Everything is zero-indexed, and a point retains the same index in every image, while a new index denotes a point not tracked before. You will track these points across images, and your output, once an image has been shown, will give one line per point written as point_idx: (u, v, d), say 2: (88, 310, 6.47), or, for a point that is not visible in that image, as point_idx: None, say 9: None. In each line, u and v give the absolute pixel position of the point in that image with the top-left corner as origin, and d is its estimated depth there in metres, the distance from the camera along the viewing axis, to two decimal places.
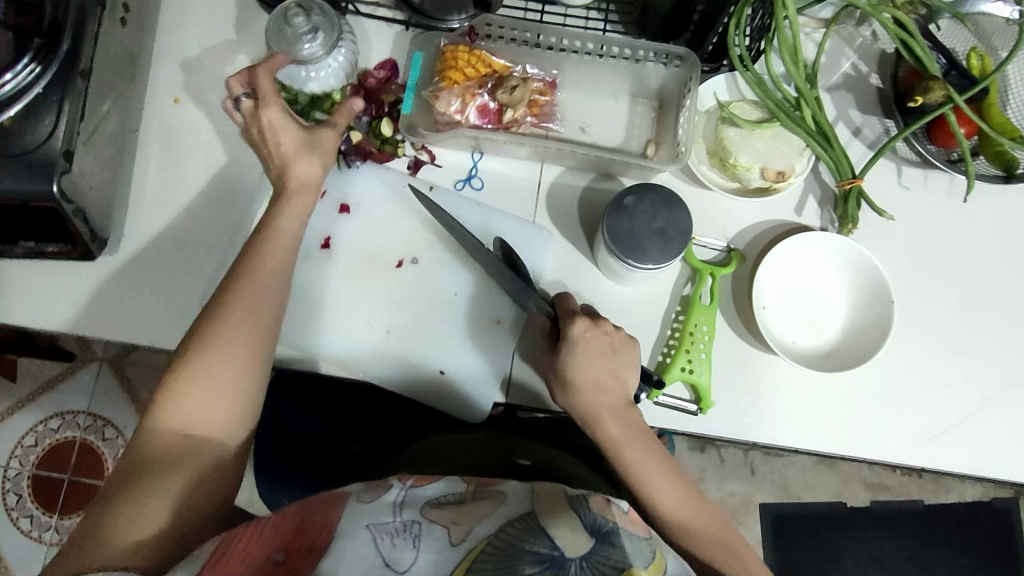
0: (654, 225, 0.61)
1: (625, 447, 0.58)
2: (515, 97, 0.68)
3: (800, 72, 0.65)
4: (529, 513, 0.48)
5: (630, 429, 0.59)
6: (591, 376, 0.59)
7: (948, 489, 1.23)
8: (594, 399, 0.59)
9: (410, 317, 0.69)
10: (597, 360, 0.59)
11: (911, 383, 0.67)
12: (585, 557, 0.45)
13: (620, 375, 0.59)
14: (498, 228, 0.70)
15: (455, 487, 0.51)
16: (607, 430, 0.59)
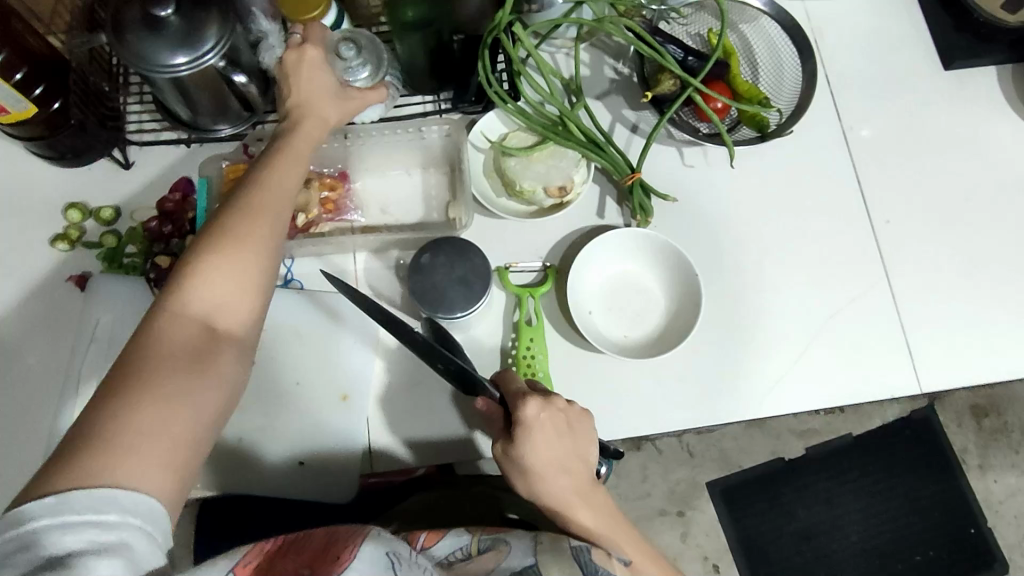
0: (455, 273, 0.64)
1: (603, 531, 0.58)
2: (301, 199, 0.70)
3: (553, 95, 0.69)
4: (531, 565, 0.52)
5: (598, 510, 0.58)
6: (552, 456, 0.56)
7: (869, 416, 1.22)
8: (559, 485, 0.56)
9: (261, 419, 0.69)
10: (555, 440, 0.56)
11: (740, 343, 0.72)
12: None
13: (580, 449, 0.58)
14: (322, 310, 0.72)
15: (460, 541, 0.55)
16: (578, 518, 0.57)
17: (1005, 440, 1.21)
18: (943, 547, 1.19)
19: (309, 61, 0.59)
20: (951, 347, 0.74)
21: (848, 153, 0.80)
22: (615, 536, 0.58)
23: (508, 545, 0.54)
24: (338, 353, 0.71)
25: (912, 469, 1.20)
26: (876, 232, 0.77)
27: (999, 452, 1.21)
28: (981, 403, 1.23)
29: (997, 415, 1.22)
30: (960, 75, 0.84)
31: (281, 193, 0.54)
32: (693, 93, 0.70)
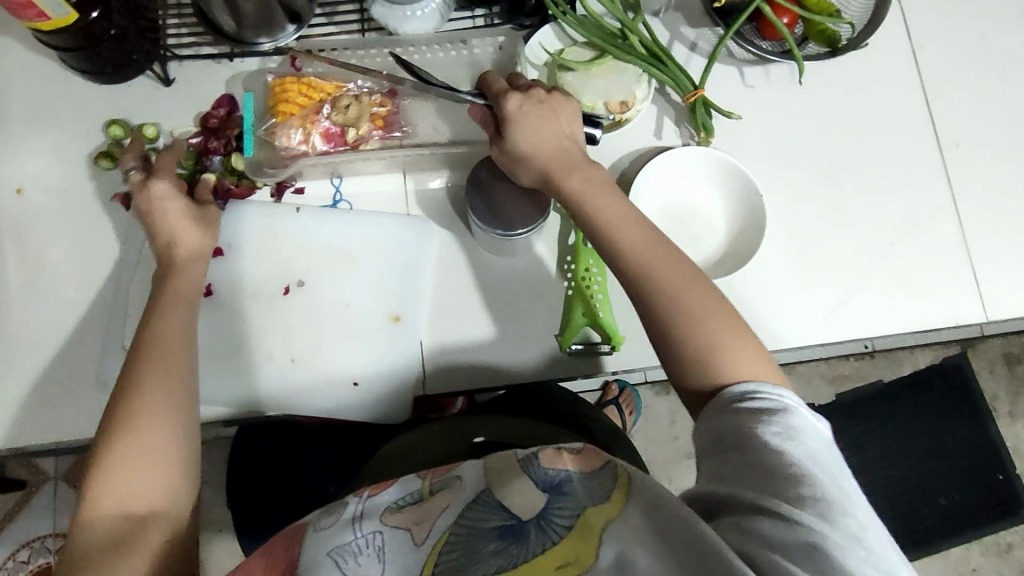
0: (514, 192, 0.62)
1: (617, 224, 0.54)
2: (352, 114, 0.67)
3: (615, 5, 0.66)
4: (484, 491, 0.47)
5: (626, 215, 0.54)
6: (534, 135, 0.57)
7: (900, 362, 1.21)
8: (568, 178, 0.56)
9: (311, 339, 0.68)
10: (537, 121, 0.57)
11: (798, 269, 0.71)
12: (540, 516, 0.44)
13: (573, 138, 0.58)
14: (373, 231, 0.70)
15: (410, 487, 0.50)
16: (591, 206, 0.55)
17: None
18: (970, 491, 1.19)
19: (158, 194, 0.60)
20: (1017, 275, 0.72)
21: (918, 73, 0.76)
22: (645, 255, 0.52)
23: (457, 479, 0.50)
24: (390, 272, 0.69)
25: (942, 414, 1.20)
26: (943, 156, 0.74)
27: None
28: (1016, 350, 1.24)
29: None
30: None
31: (180, 304, 0.56)
32: (761, 4, 0.67)
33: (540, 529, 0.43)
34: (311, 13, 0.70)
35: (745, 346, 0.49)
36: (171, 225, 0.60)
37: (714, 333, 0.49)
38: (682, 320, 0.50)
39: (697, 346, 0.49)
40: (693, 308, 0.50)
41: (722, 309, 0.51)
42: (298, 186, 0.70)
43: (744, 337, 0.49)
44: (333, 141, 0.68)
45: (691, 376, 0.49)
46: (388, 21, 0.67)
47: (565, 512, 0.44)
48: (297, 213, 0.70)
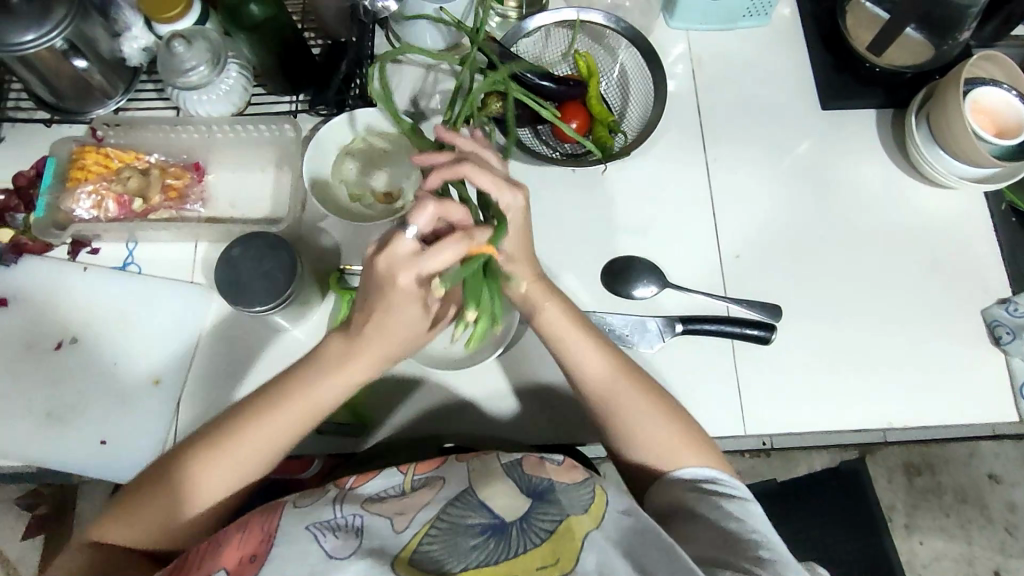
0: (261, 268, 0.66)
1: (574, 350, 0.62)
2: (138, 184, 0.73)
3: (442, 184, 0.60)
4: (468, 490, 0.55)
5: (605, 348, 0.62)
6: (560, 339, 0.62)
7: (798, 463, 1.27)
8: (583, 349, 0.62)
9: (73, 395, 0.69)
10: (569, 337, 0.62)
11: (563, 365, 0.72)
12: (524, 520, 0.52)
13: (597, 357, 0.62)
14: (154, 295, 0.72)
15: (392, 479, 0.57)
16: (603, 363, 0.62)
17: (936, 500, 1.27)
18: None
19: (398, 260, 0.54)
20: (784, 388, 0.73)
21: (708, 183, 0.80)
22: (617, 395, 0.61)
23: (442, 478, 0.57)
24: (159, 338, 0.71)
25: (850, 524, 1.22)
26: (724, 266, 0.77)
27: (927, 513, 1.27)
28: (916, 461, 1.30)
29: (931, 474, 1.29)
30: (836, 115, 0.83)
31: (196, 457, 0.58)
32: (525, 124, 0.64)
33: (521, 531, 0.52)
34: (124, 90, 0.76)
35: (680, 440, 0.60)
36: (318, 367, 0.60)
37: (642, 437, 0.61)
38: (619, 424, 0.61)
39: (646, 455, 0.61)
40: (650, 425, 0.61)
41: (664, 406, 0.62)
42: (94, 246, 0.74)
43: (670, 436, 0.60)
44: (122, 209, 0.73)
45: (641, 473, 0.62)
46: (186, 102, 0.72)
47: (549, 518, 0.52)
48: (82, 272, 0.73)
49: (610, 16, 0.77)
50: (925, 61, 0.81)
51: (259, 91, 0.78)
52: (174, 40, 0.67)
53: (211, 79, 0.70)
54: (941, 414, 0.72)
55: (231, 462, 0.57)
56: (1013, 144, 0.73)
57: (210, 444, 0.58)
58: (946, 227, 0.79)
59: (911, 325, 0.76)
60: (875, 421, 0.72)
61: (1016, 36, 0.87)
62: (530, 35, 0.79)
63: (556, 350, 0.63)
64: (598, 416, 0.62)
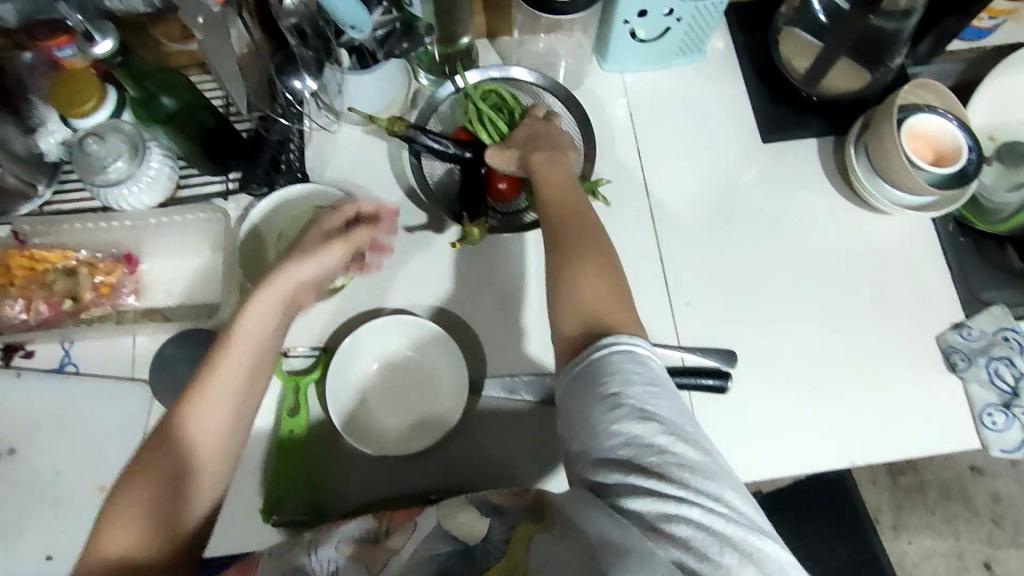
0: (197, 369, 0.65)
1: (552, 207, 0.62)
2: (65, 285, 0.71)
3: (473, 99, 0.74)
4: (434, 526, 0.52)
5: (561, 201, 0.63)
6: (548, 191, 0.64)
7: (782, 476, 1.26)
8: (556, 220, 0.61)
9: (15, 510, 0.67)
10: (551, 177, 0.65)
11: (521, 432, 0.70)
12: (483, 543, 0.49)
13: (581, 214, 0.62)
14: (93, 395, 0.70)
15: (368, 525, 0.56)
16: (558, 226, 0.61)
17: (921, 499, 1.27)
18: None
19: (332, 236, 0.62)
20: (746, 434, 0.72)
21: (652, 228, 0.79)
22: (568, 242, 0.59)
23: (414, 523, 0.55)
24: (100, 442, 0.69)
25: (832, 531, 1.23)
26: (676, 312, 0.76)
27: (913, 513, 1.27)
28: (898, 462, 1.29)
29: (914, 474, 1.28)
30: (778, 147, 0.82)
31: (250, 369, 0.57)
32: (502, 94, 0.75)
33: (482, 553, 0.49)
34: (48, 182, 0.73)
35: (613, 296, 0.56)
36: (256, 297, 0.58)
37: (589, 282, 0.56)
38: (569, 289, 0.56)
39: (572, 299, 0.56)
40: (570, 256, 0.58)
41: (604, 265, 0.58)
42: (27, 350, 0.71)
43: (606, 285, 0.56)
44: (52, 310, 0.70)
45: (562, 318, 0.55)
46: (109, 198, 0.69)
47: (503, 535, 0.49)
48: (16, 379, 0.70)
49: (534, 73, 0.78)
50: (861, 87, 0.82)
51: (188, 174, 0.75)
52: (87, 139, 0.65)
53: (132, 171, 0.68)
54: (901, 444, 0.72)
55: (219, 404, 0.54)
56: (949, 172, 0.73)
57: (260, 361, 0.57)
58: (896, 253, 0.79)
59: (867, 357, 0.75)
60: (837, 459, 0.72)
61: (951, 51, 0.87)
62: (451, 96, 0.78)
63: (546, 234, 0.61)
64: (550, 294, 0.58)
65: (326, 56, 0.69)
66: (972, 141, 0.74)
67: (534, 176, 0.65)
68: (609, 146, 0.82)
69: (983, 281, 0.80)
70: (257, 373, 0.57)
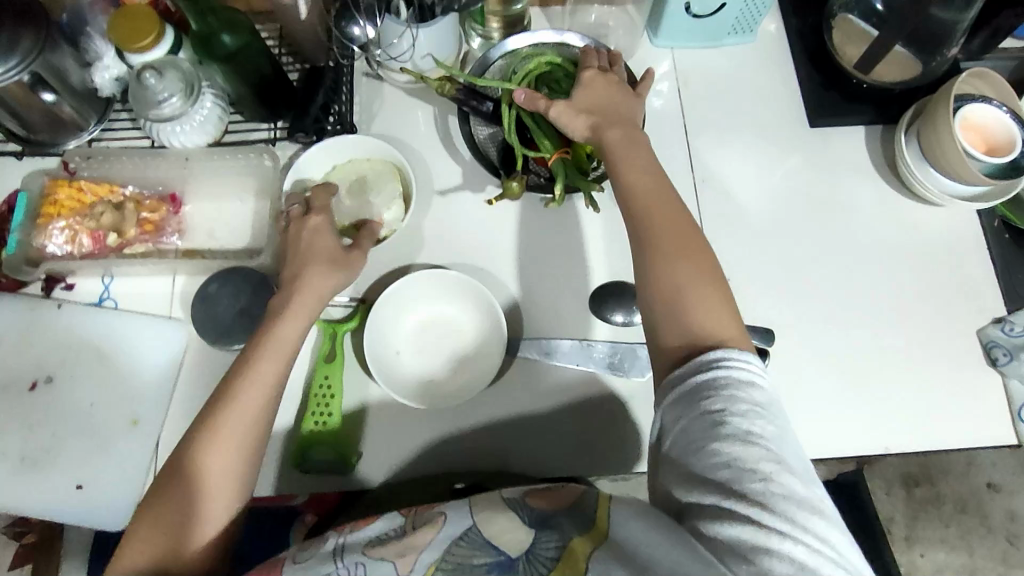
0: (237, 305, 0.66)
1: (639, 196, 0.62)
2: (110, 220, 0.70)
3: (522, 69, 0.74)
4: (471, 527, 0.53)
5: (657, 201, 0.61)
6: (642, 189, 0.62)
7: None
8: (655, 220, 0.60)
9: (47, 439, 0.67)
10: (645, 180, 0.63)
11: (555, 396, 0.70)
12: (528, 552, 0.50)
13: (679, 217, 0.61)
14: (132, 330, 0.70)
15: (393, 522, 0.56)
16: (651, 225, 0.60)
17: (936, 511, 1.26)
18: None
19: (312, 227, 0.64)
20: None
21: (695, 204, 0.79)
22: (663, 247, 0.59)
23: (441, 515, 0.55)
24: (135, 376, 0.69)
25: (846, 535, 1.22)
26: None
27: (927, 524, 1.25)
28: (915, 472, 1.28)
29: (930, 485, 1.27)
30: (825, 132, 0.82)
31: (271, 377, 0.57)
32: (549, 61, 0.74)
33: (528, 563, 0.50)
34: (98, 120, 0.74)
35: (714, 302, 0.57)
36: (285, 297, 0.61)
37: (695, 292, 0.57)
38: (675, 298, 0.57)
39: (680, 310, 0.56)
40: (679, 268, 0.58)
41: (710, 274, 0.58)
42: (68, 282, 0.72)
43: (707, 289, 0.57)
44: (97, 244, 0.71)
45: (668, 332, 0.56)
46: (160, 134, 0.70)
47: (550, 546, 0.50)
48: (55, 309, 0.70)
49: (588, 40, 0.76)
50: (914, 76, 0.81)
51: (236, 119, 0.76)
52: (144, 72, 0.65)
53: (186, 109, 0.68)
54: (936, 434, 0.71)
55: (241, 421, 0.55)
56: (1003, 162, 0.72)
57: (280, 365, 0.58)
58: (940, 245, 0.78)
59: (906, 346, 0.74)
60: (872, 445, 0.71)
61: (1003, 48, 0.86)
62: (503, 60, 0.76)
63: (634, 237, 0.61)
64: (649, 304, 0.58)
65: (384, 6, 0.69)
66: None
67: (625, 186, 0.63)
68: (656, 121, 0.82)
69: None
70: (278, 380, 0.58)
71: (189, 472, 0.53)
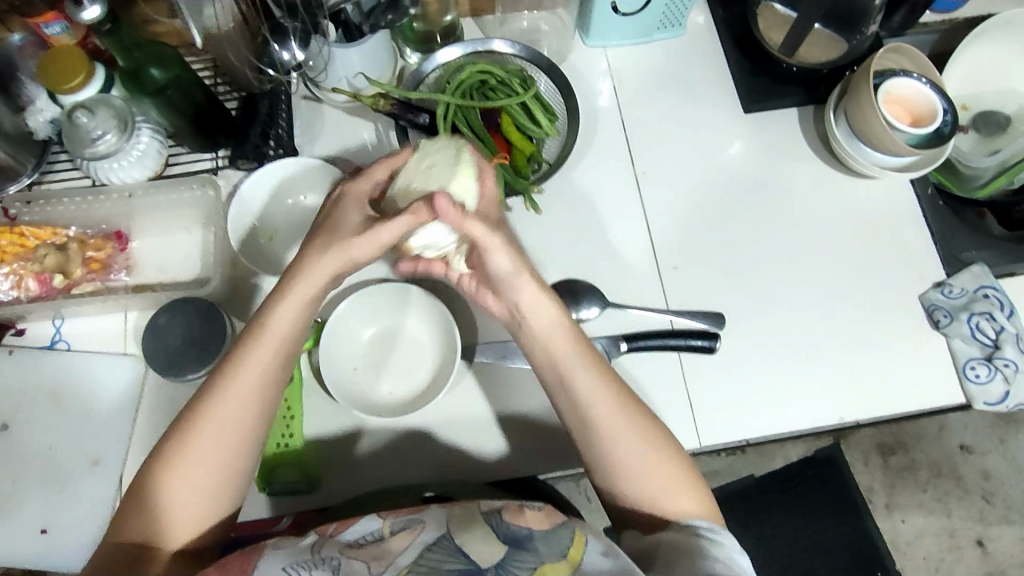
0: (189, 337, 0.65)
1: (591, 394, 0.57)
2: (52, 262, 0.70)
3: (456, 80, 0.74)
4: (445, 536, 0.52)
5: (581, 354, 0.58)
6: (562, 350, 0.58)
7: (774, 456, 1.27)
8: (584, 383, 0.57)
9: (8, 485, 0.67)
10: (566, 336, 0.59)
11: (515, 396, 0.71)
12: (500, 564, 0.50)
13: (608, 376, 0.58)
14: (87, 370, 0.70)
15: (373, 523, 0.54)
16: (595, 401, 0.57)
17: (912, 477, 1.28)
18: None
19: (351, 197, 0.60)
20: (736, 395, 0.73)
21: (638, 197, 0.81)
22: (612, 429, 0.57)
23: (421, 520, 0.54)
24: (94, 416, 0.69)
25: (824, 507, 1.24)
26: (664, 278, 0.77)
27: (905, 491, 1.28)
28: (889, 441, 1.30)
29: (905, 452, 1.29)
30: (759, 117, 0.84)
31: (272, 355, 0.56)
32: (480, 70, 0.75)
33: None
34: (36, 165, 0.73)
35: (674, 475, 0.57)
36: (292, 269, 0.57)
37: (657, 476, 0.56)
38: (619, 463, 0.57)
39: (653, 507, 0.56)
40: (621, 430, 0.57)
41: (647, 424, 0.58)
42: (19, 327, 0.71)
43: (659, 466, 0.57)
44: (44, 287, 0.71)
45: (626, 493, 0.57)
46: (98, 172, 0.70)
47: (525, 565, 0.50)
48: (8, 355, 0.70)
49: (518, 44, 0.78)
50: (837, 57, 0.83)
51: (177, 151, 0.76)
52: (76, 111, 0.65)
53: (122, 145, 0.68)
54: (887, 401, 0.73)
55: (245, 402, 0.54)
56: (927, 132, 0.75)
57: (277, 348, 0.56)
58: (877, 217, 0.80)
59: (852, 317, 0.76)
60: (826, 416, 0.73)
61: (924, 23, 0.89)
62: (436, 70, 0.77)
63: (563, 403, 0.59)
64: (597, 461, 0.58)
65: (313, 28, 0.69)
66: (947, 103, 0.76)
67: (517, 314, 0.60)
68: (595, 120, 0.84)
69: (964, 241, 0.80)
70: (281, 356, 0.56)
71: (193, 445, 0.53)
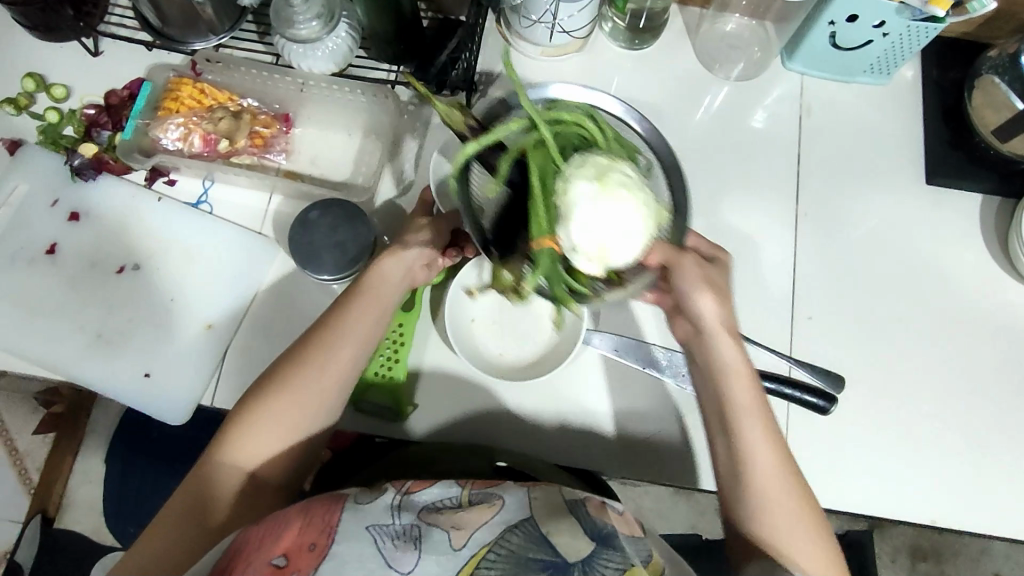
0: (334, 238, 0.66)
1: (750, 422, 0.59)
2: (223, 127, 0.72)
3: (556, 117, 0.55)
4: (528, 520, 0.52)
5: (761, 421, 0.59)
6: (743, 392, 0.59)
7: None
8: (755, 438, 0.58)
9: (125, 321, 0.69)
10: (737, 371, 0.59)
11: (618, 392, 0.70)
12: (586, 560, 0.49)
13: (776, 446, 0.58)
14: (222, 237, 0.72)
15: (449, 491, 0.55)
16: (747, 441, 0.58)
17: None
18: None
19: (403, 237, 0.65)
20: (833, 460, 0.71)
21: (792, 234, 0.78)
22: (761, 470, 0.57)
23: (499, 499, 0.54)
24: (217, 282, 0.70)
25: None
26: (793, 324, 0.75)
27: None
28: (924, 546, 1.21)
29: (936, 562, 1.20)
30: (939, 191, 0.80)
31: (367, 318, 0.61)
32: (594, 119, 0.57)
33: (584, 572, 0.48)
34: (229, 28, 0.74)
35: (809, 531, 0.56)
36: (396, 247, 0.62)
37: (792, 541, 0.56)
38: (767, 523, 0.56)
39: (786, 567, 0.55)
40: (774, 476, 0.57)
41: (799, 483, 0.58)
42: (170, 177, 0.73)
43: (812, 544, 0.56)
44: (207, 147, 0.73)
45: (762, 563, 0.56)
46: (291, 53, 0.70)
47: (611, 565, 0.49)
48: (156, 200, 0.72)
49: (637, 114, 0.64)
50: None
51: (362, 54, 0.76)
52: None
53: (322, 35, 0.68)
54: (985, 518, 0.70)
55: (333, 358, 0.60)
56: None
57: (375, 308, 0.61)
58: None
59: (974, 423, 0.73)
60: (916, 513, 0.70)
61: None
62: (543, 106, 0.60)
63: (729, 465, 0.59)
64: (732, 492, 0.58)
65: None
66: None
67: (715, 372, 0.60)
68: (770, 144, 0.80)
69: None
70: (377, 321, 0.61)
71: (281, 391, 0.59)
